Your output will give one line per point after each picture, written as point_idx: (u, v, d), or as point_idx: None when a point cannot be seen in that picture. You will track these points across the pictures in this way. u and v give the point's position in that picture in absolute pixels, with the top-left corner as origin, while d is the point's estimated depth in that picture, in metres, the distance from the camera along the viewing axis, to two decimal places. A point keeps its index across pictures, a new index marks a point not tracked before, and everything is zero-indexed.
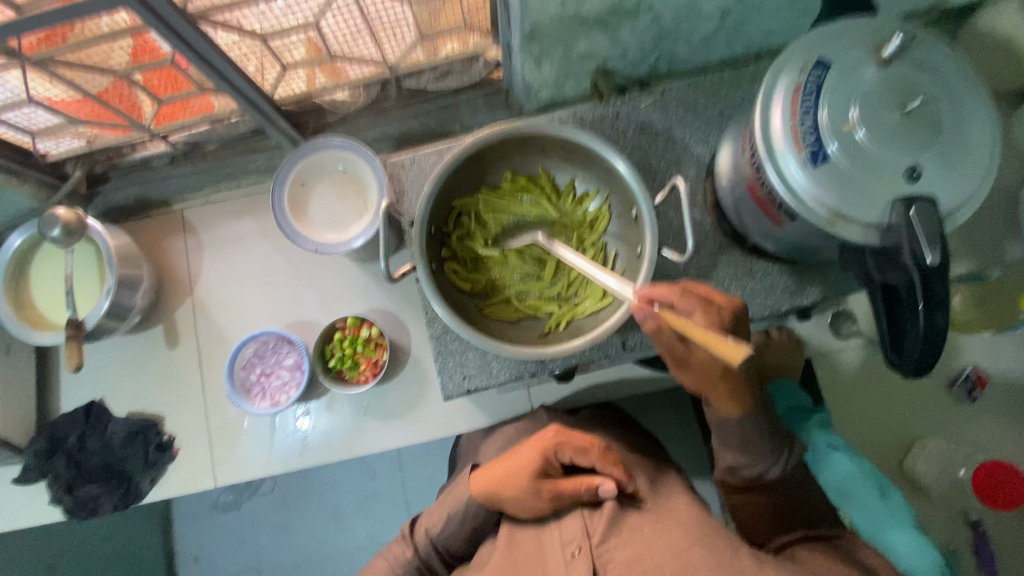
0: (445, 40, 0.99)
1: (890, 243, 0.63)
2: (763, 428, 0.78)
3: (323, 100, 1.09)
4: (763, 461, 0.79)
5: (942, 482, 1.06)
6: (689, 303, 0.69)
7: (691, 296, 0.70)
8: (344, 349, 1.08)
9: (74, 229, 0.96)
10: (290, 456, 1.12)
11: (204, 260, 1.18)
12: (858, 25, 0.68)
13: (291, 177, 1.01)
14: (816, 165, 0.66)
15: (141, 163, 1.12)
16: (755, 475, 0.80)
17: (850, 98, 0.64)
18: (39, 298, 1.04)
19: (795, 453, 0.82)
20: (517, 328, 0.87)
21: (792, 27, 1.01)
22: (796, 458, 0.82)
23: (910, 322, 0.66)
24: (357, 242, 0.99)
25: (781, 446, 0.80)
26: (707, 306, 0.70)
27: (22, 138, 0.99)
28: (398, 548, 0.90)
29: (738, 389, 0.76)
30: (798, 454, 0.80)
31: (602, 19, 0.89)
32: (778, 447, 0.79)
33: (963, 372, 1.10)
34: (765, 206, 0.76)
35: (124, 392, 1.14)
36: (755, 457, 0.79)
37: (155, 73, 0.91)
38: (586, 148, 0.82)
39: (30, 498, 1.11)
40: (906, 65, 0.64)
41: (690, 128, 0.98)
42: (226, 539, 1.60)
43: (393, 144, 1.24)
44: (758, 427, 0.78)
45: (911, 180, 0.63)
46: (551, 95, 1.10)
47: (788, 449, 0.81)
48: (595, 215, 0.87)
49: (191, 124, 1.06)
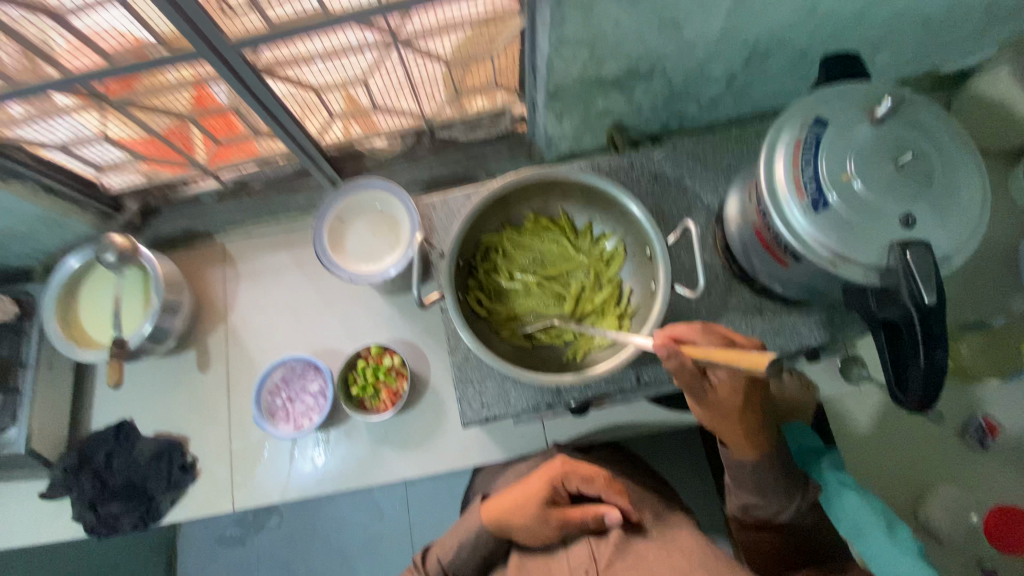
0: (476, 97, 1.09)
1: (890, 284, 0.68)
2: (779, 469, 0.80)
3: (361, 145, 1.19)
4: (777, 500, 0.80)
5: (957, 531, 1.06)
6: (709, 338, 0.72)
7: (712, 334, 0.73)
8: (366, 376, 1.13)
9: (127, 255, 1.06)
10: (307, 484, 1.14)
11: (240, 289, 1.26)
12: (853, 89, 0.75)
13: (329, 214, 1.10)
14: (817, 211, 0.71)
15: (192, 200, 1.24)
16: (768, 515, 0.81)
17: (845, 153, 0.71)
18: (84, 317, 1.11)
19: (809, 496, 0.82)
20: (536, 357, 0.92)
21: (795, 91, 1.10)
22: (810, 500, 0.82)
23: (912, 359, 0.69)
24: (392, 272, 1.06)
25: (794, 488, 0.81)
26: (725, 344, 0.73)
27: (86, 170, 1.10)
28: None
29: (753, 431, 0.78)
30: (812, 497, 0.81)
31: (619, 81, 0.98)
32: (790, 487, 0.80)
33: (975, 420, 1.10)
34: (771, 248, 0.81)
35: (153, 412, 1.18)
36: (768, 496, 0.80)
37: (214, 117, 1.01)
38: (604, 193, 0.88)
39: (51, 515, 1.13)
40: (897, 125, 0.71)
41: (700, 179, 1.06)
42: (230, 573, 1.58)
43: (422, 187, 1.33)
44: (773, 469, 0.80)
45: (907, 227, 0.68)
46: (571, 146, 1.20)
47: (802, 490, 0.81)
48: (612, 254, 0.93)
49: (240, 164, 1.16)
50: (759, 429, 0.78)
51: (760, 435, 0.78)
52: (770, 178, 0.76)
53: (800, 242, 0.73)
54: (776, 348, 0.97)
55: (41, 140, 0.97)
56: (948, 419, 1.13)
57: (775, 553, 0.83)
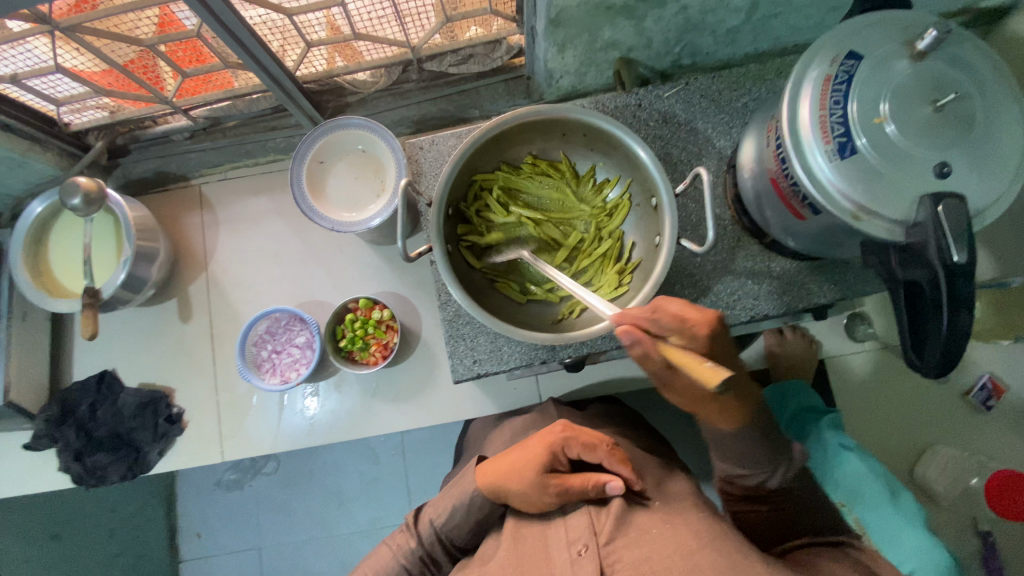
0: (469, 24, 0.98)
1: (916, 241, 0.62)
2: (762, 440, 0.73)
3: (343, 79, 1.09)
4: (758, 468, 0.75)
5: (954, 490, 1.06)
6: (667, 324, 0.64)
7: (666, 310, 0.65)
8: (355, 330, 1.08)
9: (95, 198, 0.97)
10: (297, 435, 1.12)
11: (220, 236, 1.19)
12: (894, 16, 0.66)
13: (309, 155, 1.01)
14: (843, 157, 0.64)
15: (163, 137, 1.14)
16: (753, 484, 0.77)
17: (880, 92, 0.63)
18: (56, 266, 1.05)
19: (794, 462, 0.77)
20: (530, 312, 0.87)
21: (821, 23, 1.00)
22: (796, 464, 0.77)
23: (932, 322, 0.64)
24: (375, 221, 0.98)
25: (780, 457, 0.75)
26: (683, 327, 0.64)
27: (46, 106, 1.00)
28: (401, 538, 0.87)
29: (730, 407, 0.70)
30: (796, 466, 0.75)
31: (629, 7, 0.87)
32: (774, 456, 0.74)
33: (980, 381, 1.09)
34: (788, 199, 0.74)
35: (137, 363, 1.15)
36: (750, 466, 0.75)
37: (178, 45, 0.91)
38: (609, 135, 0.80)
39: (38, 465, 1.12)
40: (940, 60, 0.63)
41: (712, 121, 0.97)
42: (228, 516, 1.62)
43: (411, 127, 1.24)
44: (754, 441, 0.73)
45: (940, 177, 0.61)
46: (572, 83, 1.10)
47: (786, 458, 0.76)
48: (615, 204, 0.87)
49: (212, 100, 1.06)
50: (734, 405, 0.70)
51: (742, 412, 0.71)
52: (793, 120, 0.68)
53: (822, 192, 0.66)
54: (784, 306, 0.92)
55: None
56: (951, 379, 1.11)
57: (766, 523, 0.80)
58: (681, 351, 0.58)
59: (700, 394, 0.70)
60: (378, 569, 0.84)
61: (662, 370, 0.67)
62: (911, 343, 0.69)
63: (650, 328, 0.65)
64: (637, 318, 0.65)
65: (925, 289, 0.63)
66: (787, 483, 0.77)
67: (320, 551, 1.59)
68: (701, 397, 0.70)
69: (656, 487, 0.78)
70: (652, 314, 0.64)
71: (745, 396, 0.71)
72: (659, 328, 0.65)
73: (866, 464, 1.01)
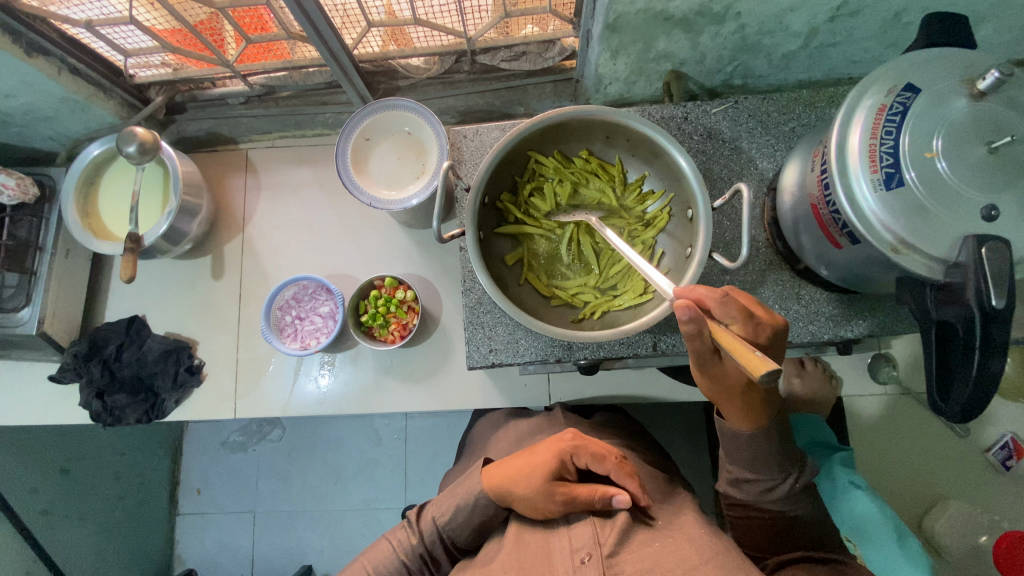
0: (526, 22, 1.01)
1: (955, 281, 0.61)
2: (777, 446, 0.73)
3: (398, 63, 1.11)
4: (769, 474, 0.75)
5: (963, 546, 1.05)
6: (729, 313, 0.63)
7: (732, 305, 0.63)
8: (377, 307, 1.09)
9: (149, 149, 1.00)
10: (307, 404, 1.14)
11: (260, 200, 1.23)
12: (956, 54, 0.65)
13: (356, 132, 1.03)
14: (889, 188, 0.63)
15: (219, 99, 1.18)
16: (760, 490, 0.77)
17: (935, 127, 0.62)
18: (103, 209, 1.10)
19: (805, 477, 0.77)
20: (552, 310, 0.89)
21: (879, 58, 0.99)
22: (807, 479, 0.77)
23: (961, 367, 0.64)
24: (413, 202, 1.00)
25: (791, 466, 0.76)
26: (747, 319, 0.64)
27: (114, 56, 1.05)
28: (403, 534, 0.85)
29: (754, 407, 0.70)
30: (809, 477, 0.76)
31: (687, 19, 0.88)
32: (786, 462, 0.75)
33: (1001, 440, 1.08)
34: (827, 226, 0.74)
35: (165, 313, 1.19)
36: (761, 471, 0.75)
37: (246, 10, 0.94)
38: (653, 143, 0.81)
39: (56, 398, 1.15)
40: (1000, 103, 0.61)
41: (757, 142, 0.97)
42: (229, 476, 1.66)
43: (457, 117, 1.26)
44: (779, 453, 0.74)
45: (988, 219, 0.60)
46: (620, 90, 1.11)
47: (798, 469, 0.76)
48: (654, 215, 0.87)
49: (271, 69, 1.09)
50: (758, 406, 0.70)
51: (760, 411, 0.70)
52: (842, 146, 0.67)
53: (863, 221, 0.65)
54: (807, 335, 0.91)
55: (66, 14, 0.91)
56: (971, 435, 1.10)
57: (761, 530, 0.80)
58: (734, 337, 0.56)
59: (732, 386, 0.68)
60: (378, 565, 0.81)
61: (706, 351, 0.64)
62: (937, 387, 0.68)
63: (713, 311, 0.64)
64: (704, 298, 0.64)
65: (957, 330, 0.63)
66: (792, 497, 0.77)
67: (312, 523, 1.62)
68: (732, 386, 0.68)
69: (659, 505, 0.77)
70: (721, 300, 0.63)
71: (769, 398, 0.70)
72: (722, 314, 0.63)
73: (875, 505, 1.00)
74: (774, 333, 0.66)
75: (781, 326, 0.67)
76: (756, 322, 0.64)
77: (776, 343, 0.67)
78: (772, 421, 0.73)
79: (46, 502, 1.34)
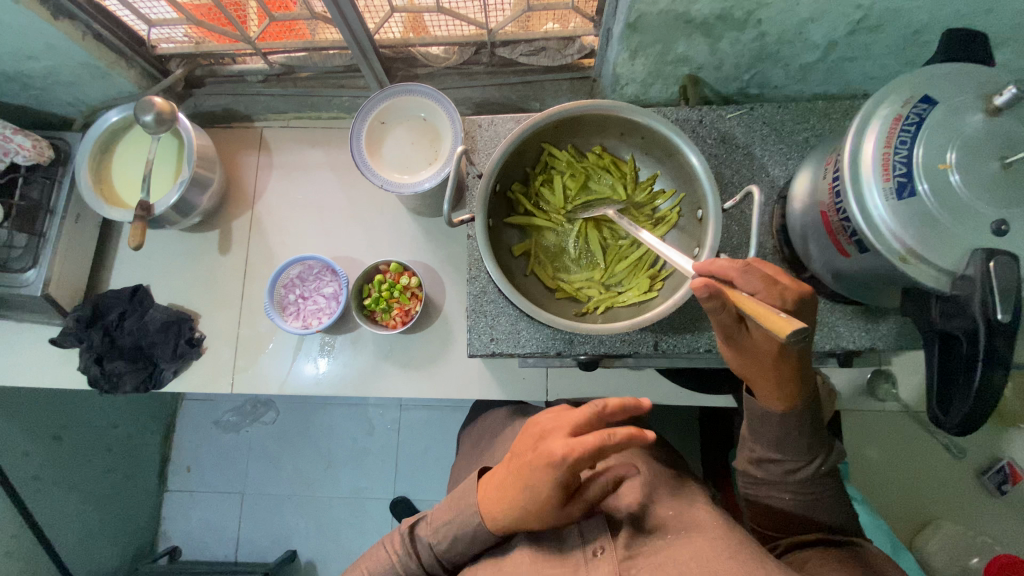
0: (547, 17, 1.02)
1: (960, 294, 0.61)
2: (807, 425, 0.73)
3: (418, 51, 1.12)
4: (795, 456, 0.75)
5: (953, 568, 1.05)
6: (752, 284, 0.62)
7: (753, 275, 0.62)
8: (380, 291, 1.09)
9: (165, 119, 1.01)
10: (305, 385, 1.15)
11: (271, 178, 1.24)
12: (977, 70, 0.64)
13: (371, 115, 1.04)
14: (900, 198, 0.63)
15: (238, 76, 1.20)
16: (783, 472, 0.76)
17: (949, 140, 0.62)
18: (115, 176, 1.10)
19: (829, 460, 0.77)
20: (555, 302, 0.89)
21: (896, 75, 0.99)
22: (829, 464, 0.77)
23: (963, 381, 0.64)
24: (425, 186, 1.01)
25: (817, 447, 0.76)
26: (771, 287, 0.62)
27: (138, 25, 1.06)
28: (400, 546, 0.75)
29: (786, 386, 0.70)
30: (834, 460, 0.76)
31: (708, 23, 0.88)
32: (814, 445, 0.75)
33: (997, 463, 1.07)
34: (835, 234, 0.74)
35: (170, 283, 1.20)
36: (786, 450, 0.75)
37: None
38: (667, 142, 0.81)
39: (55, 362, 1.15)
40: (1017, 119, 0.61)
41: (770, 149, 0.97)
42: (220, 455, 1.66)
43: (472, 109, 1.27)
44: (796, 437, 0.74)
45: (997, 234, 0.60)
46: (636, 91, 1.11)
47: (823, 451, 0.77)
48: (663, 215, 0.87)
49: (291, 49, 1.10)
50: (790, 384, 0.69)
51: (794, 389, 0.70)
52: (855, 154, 0.67)
53: (873, 231, 0.65)
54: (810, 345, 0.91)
55: None
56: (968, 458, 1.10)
57: (775, 514, 0.78)
58: (755, 302, 0.58)
59: (762, 359, 0.69)
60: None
61: (731, 322, 0.64)
62: (937, 400, 0.68)
63: (736, 282, 0.63)
64: (724, 270, 0.64)
65: (961, 343, 0.63)
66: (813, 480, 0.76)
67: (299, 507, 1.61)
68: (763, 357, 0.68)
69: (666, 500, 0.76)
70: (743, 270, 0.63)
71: (805, 373, 0.70)
72: (745, 284, 0.63)
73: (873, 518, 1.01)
74: (804, 302, 0.63)
75: (808, 294, 0.64)
76: (781, 290, 0.62)
77: (809, 311, 0.64)
78: (802, 395, 0.71)
79: (36, 468, 1.33)
